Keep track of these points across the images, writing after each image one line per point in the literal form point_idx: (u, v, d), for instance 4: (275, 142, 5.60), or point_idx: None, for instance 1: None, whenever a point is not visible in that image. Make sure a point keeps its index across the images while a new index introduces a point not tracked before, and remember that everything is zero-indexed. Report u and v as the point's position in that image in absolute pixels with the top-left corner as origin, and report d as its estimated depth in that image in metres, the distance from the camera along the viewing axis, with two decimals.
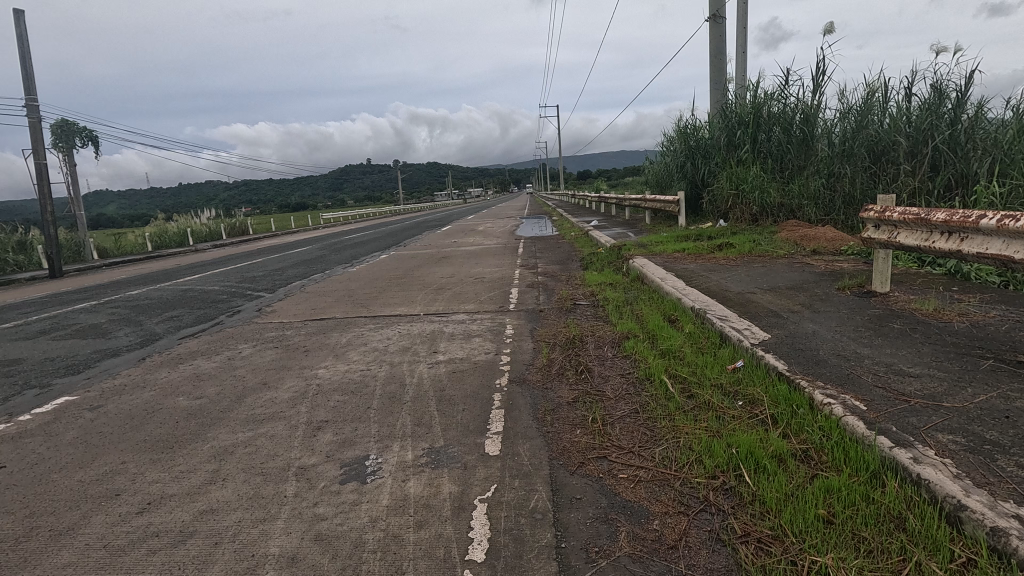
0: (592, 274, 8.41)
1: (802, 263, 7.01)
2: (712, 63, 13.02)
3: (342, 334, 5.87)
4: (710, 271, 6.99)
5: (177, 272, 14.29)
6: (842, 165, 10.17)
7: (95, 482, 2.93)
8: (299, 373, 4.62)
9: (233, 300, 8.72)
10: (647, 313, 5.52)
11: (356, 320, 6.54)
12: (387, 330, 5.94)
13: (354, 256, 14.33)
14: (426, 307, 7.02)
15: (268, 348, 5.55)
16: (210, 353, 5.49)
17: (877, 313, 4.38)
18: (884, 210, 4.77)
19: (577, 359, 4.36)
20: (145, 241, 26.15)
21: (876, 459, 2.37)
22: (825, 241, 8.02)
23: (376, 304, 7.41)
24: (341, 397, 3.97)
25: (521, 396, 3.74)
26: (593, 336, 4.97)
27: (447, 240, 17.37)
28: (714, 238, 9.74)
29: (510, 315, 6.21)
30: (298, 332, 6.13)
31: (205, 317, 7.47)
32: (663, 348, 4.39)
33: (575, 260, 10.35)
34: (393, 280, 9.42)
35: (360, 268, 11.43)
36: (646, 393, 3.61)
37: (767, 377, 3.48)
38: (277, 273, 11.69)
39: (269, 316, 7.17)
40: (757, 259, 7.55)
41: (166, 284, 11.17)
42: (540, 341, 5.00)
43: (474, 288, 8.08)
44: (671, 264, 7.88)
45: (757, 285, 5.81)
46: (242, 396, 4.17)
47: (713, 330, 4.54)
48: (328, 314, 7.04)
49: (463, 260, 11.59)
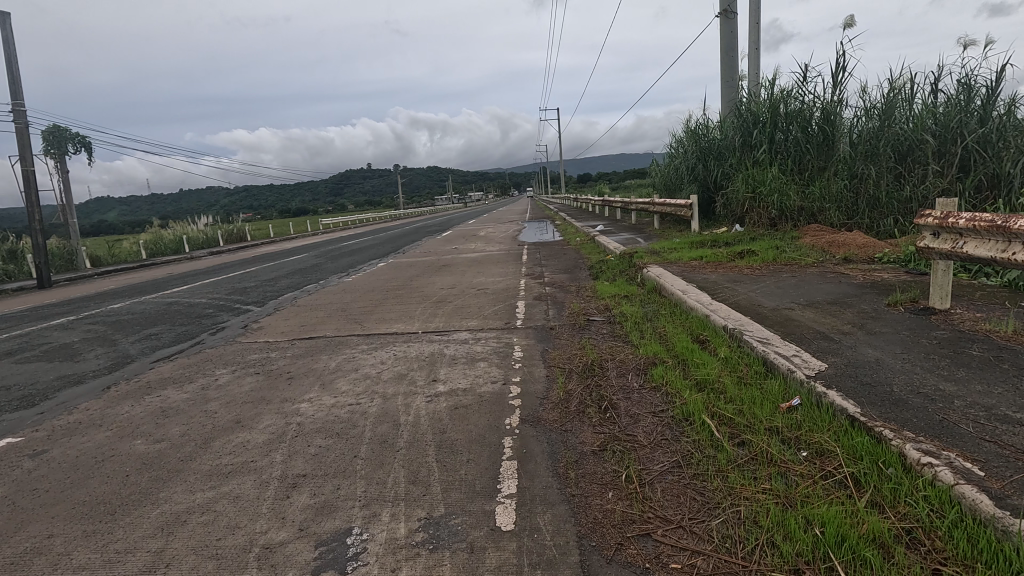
0: (604, 285, 7.82)
1: (835, 273, 6.42)
2: (722, 61, 12.48)
3: (332, 358, 5.28)
4: (735, 282, 6.38)
5: (166, 283, 13.71)
6: (866, 166, 9.58)
7: (7, 568, 2.34)
8: (278, 408, 4.03)
9: (219, 315, 8.12)
10: (673, 333, 4.92)
11: (349, 339, 5.95)
12: (382, 351, 5.35)
13: (351, 264, 13.75)
14: (425, 324, 6.42)
15: (248, 374, 4.95)
16: (183, 381, 4.90)
17: (945, 336, 3.78)
18: (947, 215, 4.18)
19: (600, 392, 3.77)
20: (140, 249, 25.64)
21: (1022, 554, 1.79)
22: (856, 248, 7.44)
23: (371, 320, 6.82)
24: (324, 442, 3.36)
25: (536, 442, 3.15)
26: (614, 362, 4.37)
27: (447, 247, 16.77)
28: (732, 245, 9.14)
29: (518, 334, 5.61)
30: (284, 355, 5.54)
31: (186, 336, 6.88)
32: (699, 378, 3.80)
33: (584, 269, 9.75)
34: (390, 291, 8.84)
35: (356, 278, 10.84)
36: (686, 439, 3.02)
37: (834, 421, 2.87)
38: (269, 284, 11.10)
39: (253, 334, 6.58)
40: (784, 268, 6.97)
41: (152, 296, 10.60)
42: (554, 368, 4.41)
43: (477, 301, 7.48)
44: (690, 273, 7.30)
45: (793, 300, 5.21)
46: (208, 439, 3.56)
47: (755, 356, 3.95)
48: (318, 332, 6.44)
49: (465, 268, 11.02)
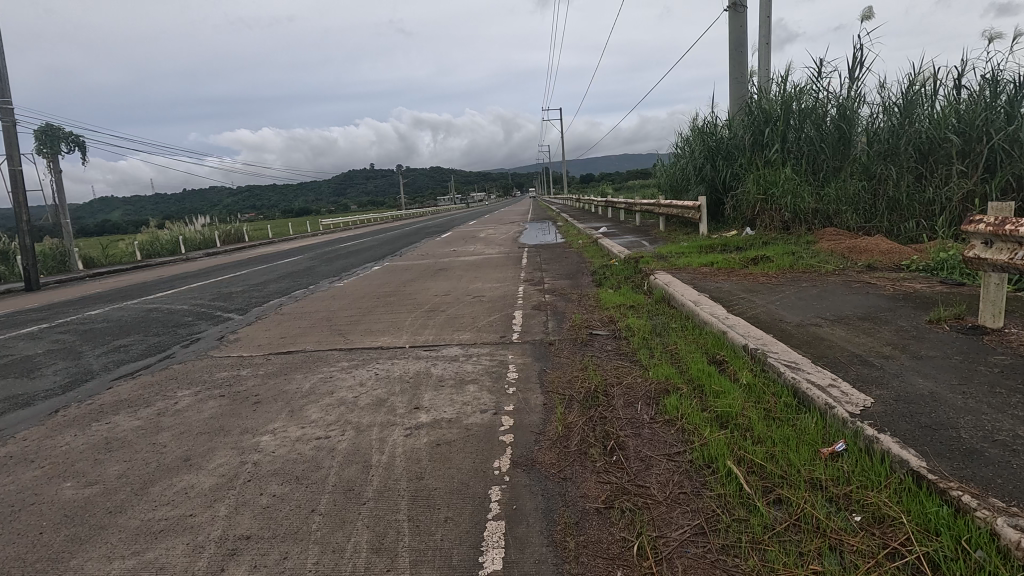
0: (607, 293, 7.29)
1: (860, 283, 5.89)
2: (731, 56, 11.94)
3: (306, 378, 4.76)
4: (752, 292, 5.85)
5: (152, 286, 13.20)
6: (885, 166, 9.04)
7: None
8: (235, 442, 3.51)
9: (196, 325, 7.60)
10: (686, 355, 4.38)
11: (328, 355, 5.43)
12: (363, 370, 4.83)
13: (344, 268, 13.22)
14: (413, 337, 5.90)
15: (212, 397, 4.44)
16: (138, 404, 4.39)
17: (1005, 362, 3.26)
18: (1004, 222, 3.63)
19: (605, 428, 3.25)
20: (135, 249, 25.22)
21: None
22: (881, 255, 6.89)
23: (356, 332, 6.29)
24: (278, 491, 2.84)
25: (529, 495, 2.64)
26: (620, 388, 3.86)
27: (446, 249, 16.22)
28: (745, 250, 8.60)
29: (513, 350, 5.09)
30: (256, 374, 5.01)
31: (156, 348, 6.37)
32: (719, 412, 3.28)
33: (586, 274, 9.20)
34: (380, 299, 8.32)
35: (348, 284, 10.31)
36: (709, 493, 2.50)
37: (893, 476, 2.36)
38: (257, 289, 10.60)
39: (228, 347, 6.06)
40: (802, 276, 6.44)
41: (132, 302, 10.11)
42: (552, 395, 3.89)
43: (471, 311, 6.95)
44: (700, 281, 6.76)
45: (819, 315, 4.68)
46: (147, 483, 3.05)
47: (783, 383, 3.42)
48: (296, 345, 5.91)
49: (462, 273, 10.51)
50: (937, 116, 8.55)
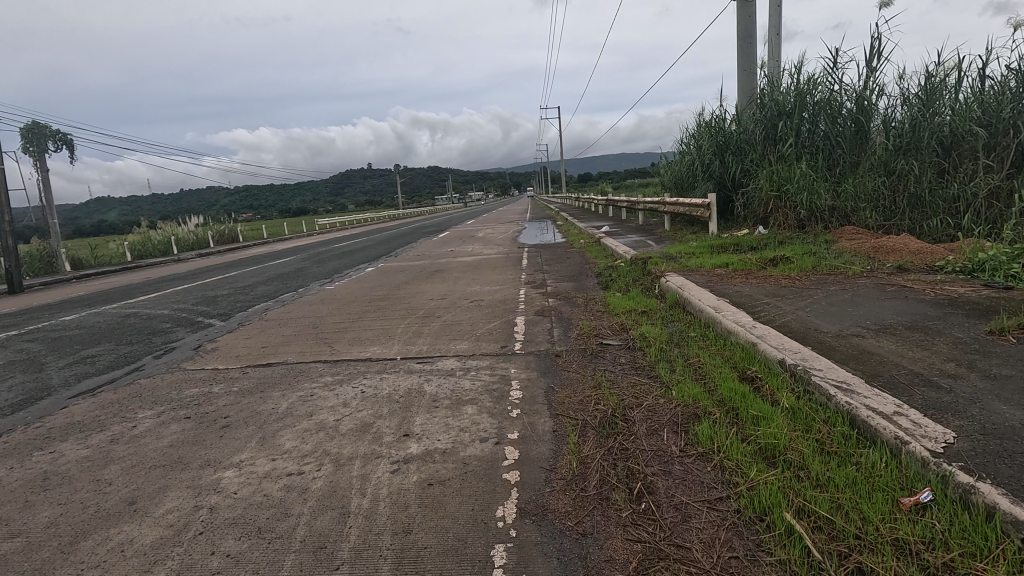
0: (615, 297, 6.77)
1: (895, 286, 5.39)
2: (739, 48, 11.41)
3: (284, 396, 4.24)
4: (777, 297, 5.34)
5: (136, 289, 12.63)
6: (905, 160, 8.54)
7: None
8: (193, 479, 2.99)
9: (174, 332, 7.07)
10: (713, 371, 3.87)
11: (311, 368, 4.90)
12: (348, 388, 4.31)
13: (336, 269, 12.69)
14: (406, 347, 5.38)
15: (175, 420, 3.91)
16: (91, 429, 3.85)
17: None
18: None
19: (628, 465, 2.75)
20: (125, 250, 24.63)
21: None
22: (910, 255, 6.40)
23: (343, 341, 5.76)
24: (234, 550, 2.33)
25: (542, 558, 2.13)
26: (641, 412, 3.35)
27: (443, 249, 15.70)
28: (760, 250, 8.09)
29: (516, 363, 4.57)
30: (229, 392, 4.49)
31: (126, 360, 5.83)
32: (762, 445, 2.77)
33: (591, 276, 8.69)
34: (371, 303, 7.80)
35: (339, 286, 9.77)
36: (768, 560, 2.01)
37: (1006, 543, 1.86)
38: (243, 292, 10.06)
39: (203, 359, 5.53)
40: (829, 278, 5.94)
41: (111, 306, 9.56)
42: (562, 420, 3.37)
43: (469, 317, 6.43)
44: (717, 284, 6.25)
45: (860, 324, 4.17)
46: (78, 536, 2.53)
47: (835, 407, 2.92)
48: (277, 357, 5.37)
49: (459, 275, 9.99)
50: (961, 107, 8.08)
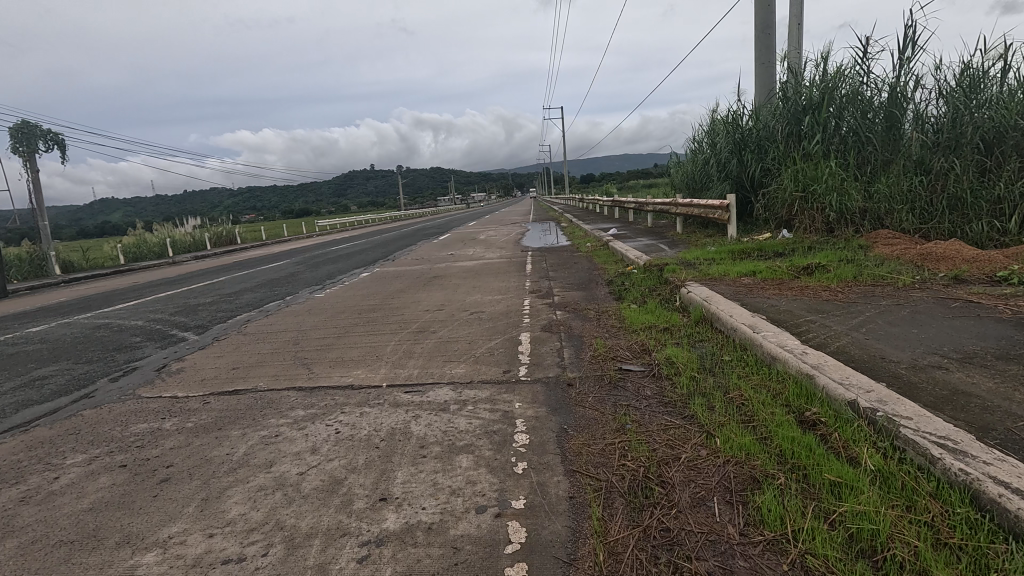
0: (632, 309, 6.06)
1: (959, 300, 4.67)
2: (757, 39, 10.65)
3: (244, 437, 3.54)
4: (822, 314, 4.62)
5: (118, 295, 11.99)
6: (944, 157, 7.81)
7: None
8: (100, 568, 2.28)
9: (141, 348, 6.37)
10: (762, 412, 3.16)
11: (282, 400, 4.20)
12: (321, 427, 3.61)
13: (330, 274, 12.01)
14: (394, 370, 4.68)
15: (107, 470, 3.20)
16: (3, 481, 3.16)
17: None
18: None
19: (676, 560, 2.06)
20: (118, 252, 24.03)
21: None
22: (963, 264, 5.68)
23: (323, 363, 5.06)
24: None
25: None
26: (682, 471, 2.65)
27: (443, 253, 15.01)
28: (788, 256, 7.37)
29: (522, 395, 3.86)
30: (180, 429, 3.78)
31: (78, 383, 5.13)
32: (854, 532, 2.08)
33: (601, 284, 7.98)
34: (361, 315, 7.10)
35: (329, 294, 9.09)
36: None
37: None
38: (227, 300, 9.39)
39: (162, 383, 4.82)
40: (877, 291, 5.22)
41: (83, 316, 8.90)
42: (580, 481, 2.66)
43: (468, 333, 5.72)
44: (747, 297, 5.53)
45: (938, 353, 3.44)
46: None
47: (944, 476, 2.21)
48: (246, 383, 4.67)
49: (458, 282, 9.27)
50: (1008, 99, 7.35)
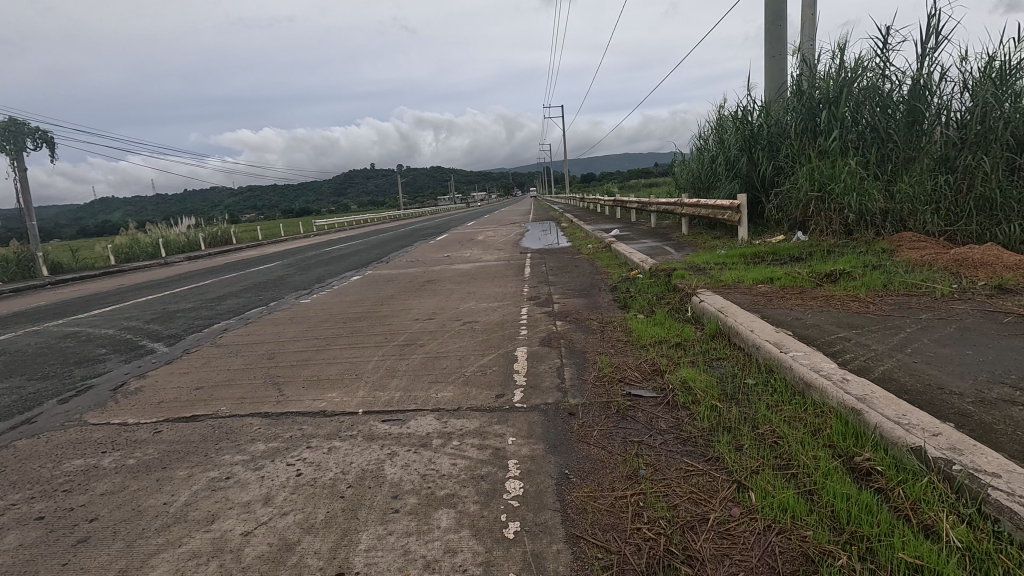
0: (638, 320, 5.53)
1: (1012, 314, 4.14)
2: (767, 31, 10.12)
3: (188, 481, 3.01)
4: (857, 330, 4.09)
5: (100, 299, 11.50)
6: (972, 154, 7.28)
7: None
8: None
9: (103, 362, 5.84)
10: (803, 457, 2.64)
11: (242, 430, 3.66)
12: (280, 468, 3.08)
13: (319, 278, 11.46)
14: (374, 393, 4.16)
15: (18, 526, 2.68)
16: None
17: None
18: None
19: None
20: (109, 253, 23.56)
21: None
22: (1004, 272, 5.16)
23: (296, 383, 4.53)
24: None
25: None
26: (714, 541, 2.13)
27: (439, 255, 14.46)
28: (806, 261, 6.84)
29: (516, 428, 3.34)
30: (120, 467, 3.26)
31: (23, 405, 4.60)
32: None
33: (604, 291, 7.46)
34: (345, 324, 6.59)
35: (315, 300, 8.56)
36: None
37: None
38: (208, 306, 8.87)
39: (113, 407, 4.29)
40: (912, 302, 4.70)
41: (54, 323, 8.38)
42: (586, 553, 2.14)
43: (459, 347, 5.20)
44: (766, 308, 5.01)
45: (1008, 384, 2.91)
46: None
47: None
48: (207, 407, 4.14)
49: (452, 287, 8.75)
50: None
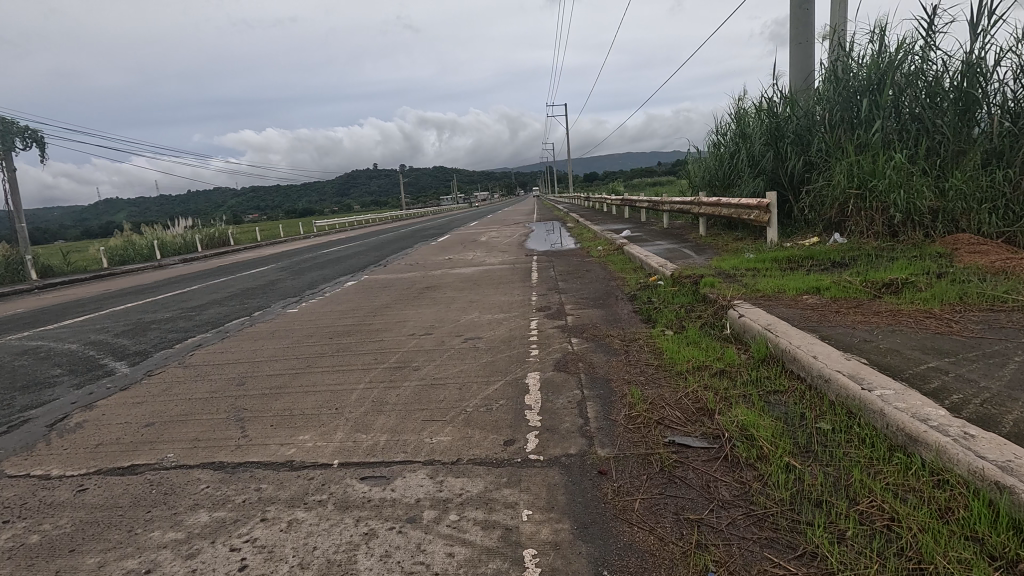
0: (668, 339, 4.75)
1: None
2: (792, 14, 9.32)
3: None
4: (950, 360, 3.30)
5: (77, 306, 10.75)
6: None
7: None
8: None
9: (52, 386, 5.07)
10: (944, 561, 1.87)
11: (184, 490, 2.90)
12: (219, 557, 2.31)
13: (311, 283, 10.71)
14: (355, 435, 3.41)
15: None
16: None
17: None
18: None
19: None
20: (101, 256, 22.87)
21: None
22: None
23: (263, 420, 3.76)
24: None
25: None
26: None
27: (440, 257, 13.67)
28: (853, 268, 6.02)
29: (532, 496, 2.56)
30: (16, 547, 2.50)
31: None
32: None
33: (622, 301, 6.69)
34: (332, 340, 5.83)
35: (303, 310, 7.81)
36: None
37: None
38: (186, 316, 8.11)
39: (41, 453, 3.54)
40: (1000, 320, 3.91)
41: (17, 336, 7.64)
42: None
43: (459, 371, 4.44)
44: (823, 325, 4.22)
45: None
46: None
47: None
48: (151, 454, 3.39)
49: (453, 295, 8.01)
50: None
